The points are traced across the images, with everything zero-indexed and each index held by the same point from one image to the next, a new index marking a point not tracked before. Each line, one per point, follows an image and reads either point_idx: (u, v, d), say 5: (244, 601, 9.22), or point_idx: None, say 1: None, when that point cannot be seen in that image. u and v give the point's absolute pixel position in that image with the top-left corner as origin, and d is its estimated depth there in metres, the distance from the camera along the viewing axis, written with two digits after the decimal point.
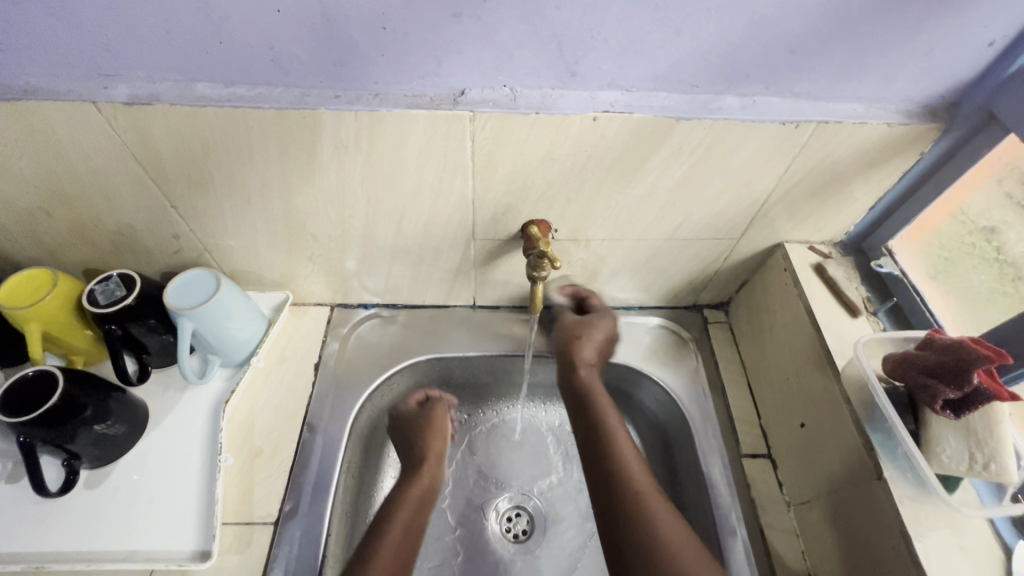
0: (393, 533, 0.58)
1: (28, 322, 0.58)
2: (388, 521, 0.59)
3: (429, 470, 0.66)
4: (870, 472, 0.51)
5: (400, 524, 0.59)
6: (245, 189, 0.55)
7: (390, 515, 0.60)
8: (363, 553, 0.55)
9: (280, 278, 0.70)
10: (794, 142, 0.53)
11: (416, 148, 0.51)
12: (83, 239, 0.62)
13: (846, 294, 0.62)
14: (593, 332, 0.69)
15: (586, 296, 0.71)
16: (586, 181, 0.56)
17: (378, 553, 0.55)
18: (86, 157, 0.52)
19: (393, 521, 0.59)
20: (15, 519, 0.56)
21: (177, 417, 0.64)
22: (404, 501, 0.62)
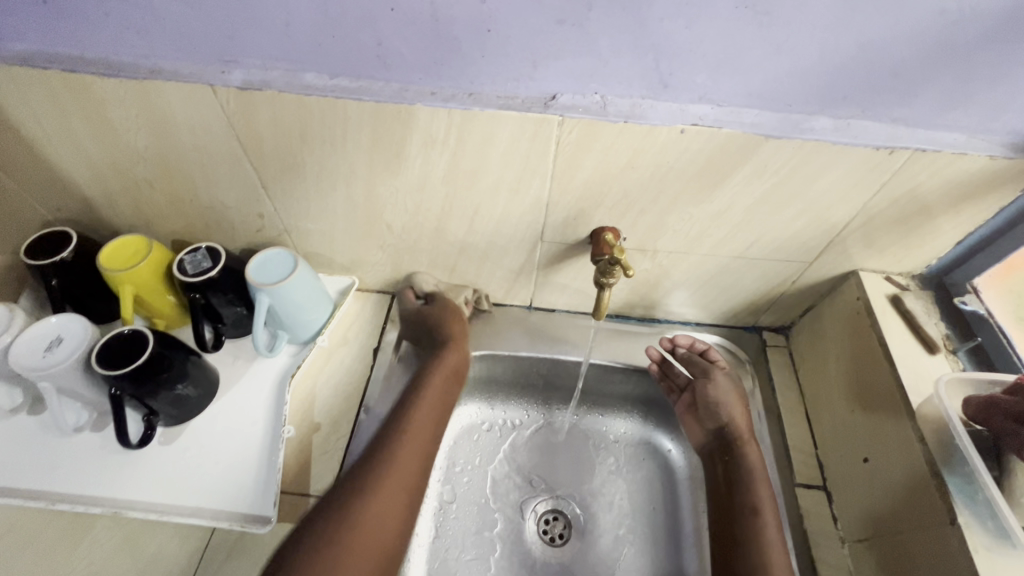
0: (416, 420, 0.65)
1: (123, 285, 0.63)
2: (416, 406, 0.66)
3: (454, 354, 0.70)
4: (942, 516, 0.49)
5: (427, 409, 0.66)
6: (333, 175, 0.58)
7: (415, 393, 0.67)
8: (393, 430, 0.63)
9: (350, 263, 0.73)
10: (884, 169, 0.52)
11: (501, 148, 0.52)
12: (177, 211, 0.66)
13: (923, 329, 0.60)
14: (728, 398, 0.68)
15: (705, 349, 0.73)
16: (663, 192, 0.56)
17: (411, 439, 0.63)
18: (195, 136, 0.55)
19: (423, 406, 0.66)
20: (99, 465, 0.60)
21: (244, 386, 0.68)
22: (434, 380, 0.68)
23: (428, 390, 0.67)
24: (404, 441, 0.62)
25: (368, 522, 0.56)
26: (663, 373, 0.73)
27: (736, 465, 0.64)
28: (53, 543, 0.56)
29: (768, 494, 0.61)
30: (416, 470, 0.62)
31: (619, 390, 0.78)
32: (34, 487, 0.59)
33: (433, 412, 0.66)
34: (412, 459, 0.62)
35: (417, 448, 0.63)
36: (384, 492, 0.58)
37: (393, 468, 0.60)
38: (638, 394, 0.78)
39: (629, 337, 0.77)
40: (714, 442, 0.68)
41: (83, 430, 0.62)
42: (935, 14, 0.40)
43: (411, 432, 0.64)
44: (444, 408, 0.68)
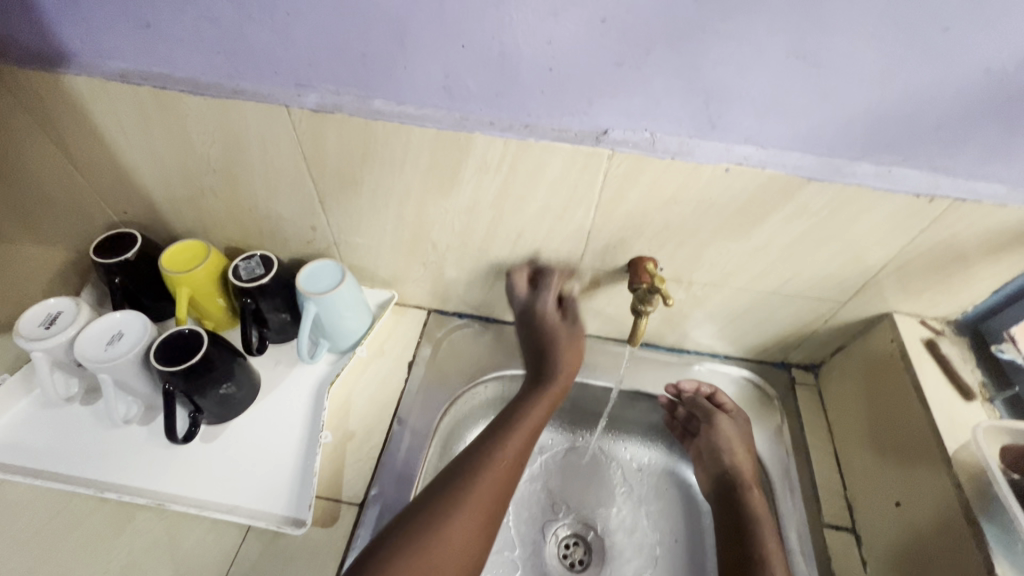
0: (520, 431, 0.59)
1: (180, 286, 0.66)
2: (519, 429, 0.59)
3: (558, 385, 0.64)
4: (979, 565, 0.49)
5: (525, 435, 0.59)
6: (387, 194, 0.61)
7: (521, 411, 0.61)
8: (494, 440, 0.57)
9: (391, 278, 0.76)
10: (923, 215, 0.53)
11: (551, 177, 0.55)
12: (235, 220, 0.70)
13: (959, 375, 0.60)
14: (730, 442, 0.69)
15: (712, 392, 0.75)
16: (703, 227, 0.58)
17: (509, 440, 0.58)
18: (264, 151, 0.59)
19: (523, 425, 0.59)
20: (144, 457, 0.63)
21: (284, 391, 0.70)
22: (541, 401, 0.62)
23: (528, 412, 0.61)
24: (504, 450, 0.57)
25: (455, 534, 0.50)
26: (671, 417, 0.76)
27: (740, 506, 0.64)
28: (96, 531, 0.58)
29: (773, 538, 0.59)
30: (506, 475, 0.56)
31: (646, 418, 0.79)
32: (82, 475, 0.61)
33: (528, 435, 0.59)
34: (504, 464, 0.56)
35: (513, 451, 0.57)
36: (475, 504, 0.52)
37: (489, 474, 0.54)
38: (664, 423, 0.78)
39: (658, 366, 0.78)
40: (719, 486, 0.68)
41: (132, 422, 0.65)
42: (980, 72, 0.42)
43: (508, 444, 0.57)
44: (539, 429, 0.61)
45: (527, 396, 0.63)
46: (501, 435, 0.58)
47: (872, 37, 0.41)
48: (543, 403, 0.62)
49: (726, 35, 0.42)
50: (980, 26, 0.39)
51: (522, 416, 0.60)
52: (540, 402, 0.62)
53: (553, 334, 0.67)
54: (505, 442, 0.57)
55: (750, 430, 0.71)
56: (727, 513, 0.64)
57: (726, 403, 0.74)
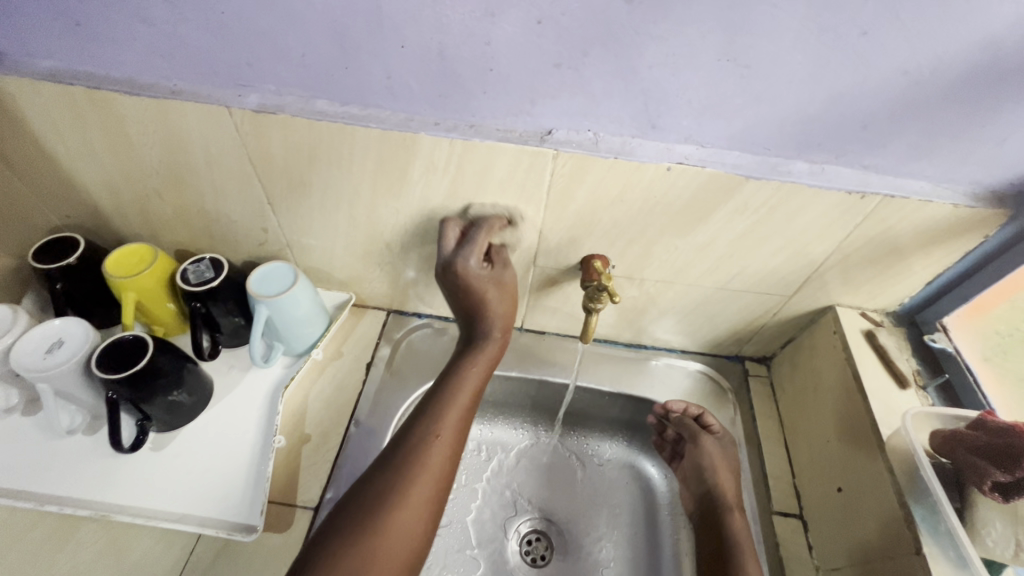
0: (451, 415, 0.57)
1: (126, 290, 0.65)
2: (440, 412, 0.57)
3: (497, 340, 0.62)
4: (908, 545, 0.51)
5: (460, 409, 0.58)
6: (336, 194, 0.61)
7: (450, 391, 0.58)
8: (421, 433, 0.55)
9: (347, 279, 0.75)
10: (857, 212, 0.55)
11: (498, 177, 0.56)
12: (184, 223, 0.69)
13: (896, 364, 0.62)
14: (714, 463, 0.68)
15: (699, 413, 0.73)
16: (649, 224, 0.59)
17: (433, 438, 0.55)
18: (209, 153, 0.58)
19: (453, 405, 0.58)
20: (88, 467, 0.61)
21: (237, 397, 0.69)
22: (471, 370, 0.60)
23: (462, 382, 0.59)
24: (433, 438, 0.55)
25: (395, 527, 0.50)
26: (662, 438, 0.77)
27: (721, 526, 0.63)
28: (39, 545, 0.57)
29: (755, 560, 0.59)
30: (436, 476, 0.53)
31: (605, 413, 0.80)
32: (24, 488, 0.59)
33: (464, 409, 0.58)
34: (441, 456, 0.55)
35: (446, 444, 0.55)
36: (418, 490, 0.52)
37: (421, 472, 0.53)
38: (623, 418, 0.80)
39: (616, 361, 0.79)
40: (701, 506, 0.68)
41: (76, 433, 0.63)
42: (898, 75, 0.44)
43: (442, 424, 0.56)
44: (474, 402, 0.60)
45: (459, 361, 0.61)
46: (423, 431, 0.55)
47: (797, 40, 0.42)
48: (476, 369, 0.61)
49: (659, 38, 0.43)
50: (897, 30, 0.41)
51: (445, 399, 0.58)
52: (472, 370, 0.60)
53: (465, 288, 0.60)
54: (442, 418, 0.56)
55: (734, 452, 0.70)
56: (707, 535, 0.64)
57: (715, 425, 0.72)
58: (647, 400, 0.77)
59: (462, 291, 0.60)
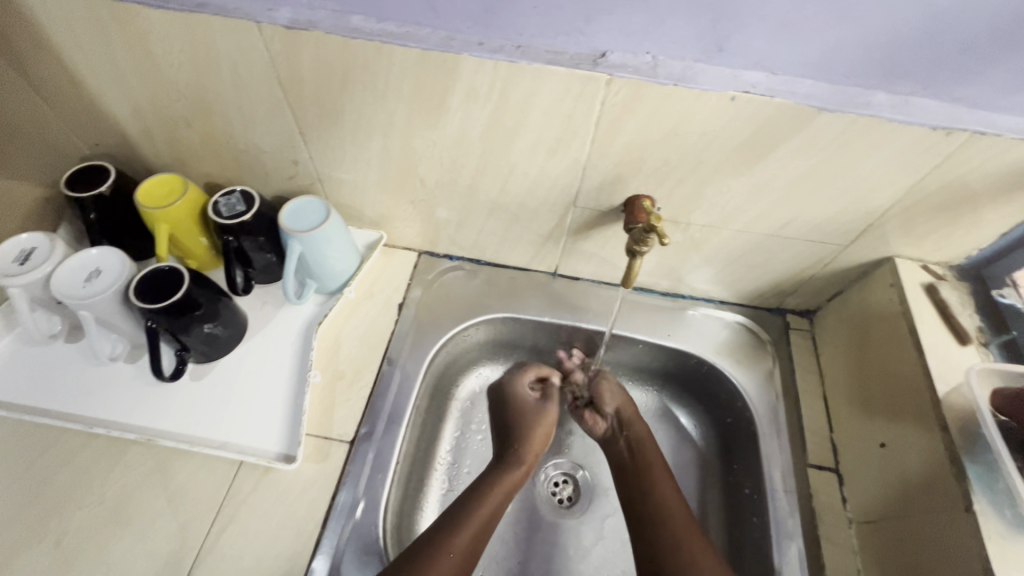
0: (510, 471, 0.65)
1: (159, 223, 0.64)
2: (494, 486, 0.63)
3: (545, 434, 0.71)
4: (958, 503, 0.49)
5: (505, 487, 0.63)
6: (370, 124, 0.58)
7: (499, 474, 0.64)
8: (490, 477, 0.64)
9: (378, 217, 0.73)
10: (937, 152, 0.50)
11: (544, 106, 0.52)
12: (213, 153, 0.67)
13: (957, 319, 0.59)
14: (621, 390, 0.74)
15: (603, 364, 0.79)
16: (703, 162, 0.55)
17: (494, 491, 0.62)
18: (237, 76, 0.55)
19: (512, 468, 0.66)
20: (132, 394, 0.63)
21: (271, 331, 0.69)
22: (523, 454, 0.68)
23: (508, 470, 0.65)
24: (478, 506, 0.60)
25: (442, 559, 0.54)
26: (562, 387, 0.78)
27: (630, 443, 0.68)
28: (90, 465, 0.59)
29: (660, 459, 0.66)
30: (488, 519, 0.59)
31: (638, 362, 0.79)
32: (73, 411, 0.61)
33: (505, 492, 0.63)
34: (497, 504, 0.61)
35: (498, 499, 0.61)
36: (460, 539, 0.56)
37: (476, 514, 0.59)
38: (656, 367, 0.79)
39: (652, 310, 0.77)
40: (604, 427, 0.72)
41: (118, 359, 0.64)
42: None
43: (491, 493, 0.62)
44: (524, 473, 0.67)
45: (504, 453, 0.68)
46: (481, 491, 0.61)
47: None
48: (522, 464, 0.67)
49: None
50: None
51: (501, 475, 0.64)
52: (517, 461, 0.67)
53: (521, 412, 0.72)
54: (502, 479, 0.64)
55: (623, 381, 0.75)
56: (624, 458, 0.67)
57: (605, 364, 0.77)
58: (682, 350, 0.75)
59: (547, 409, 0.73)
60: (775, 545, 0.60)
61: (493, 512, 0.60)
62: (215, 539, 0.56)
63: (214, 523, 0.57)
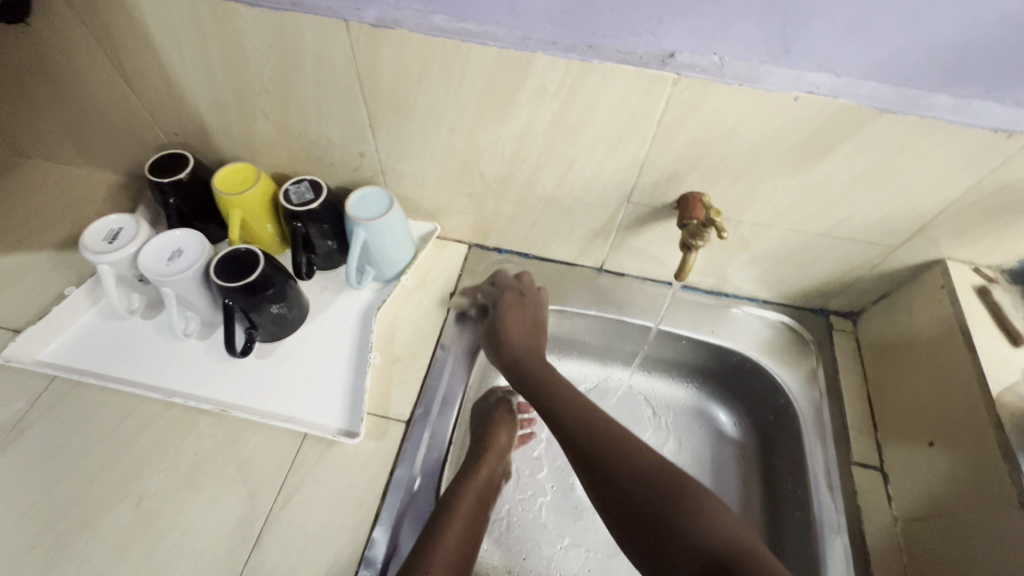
0: (478, 476, 0.66)
1: (233, 208, 0.68)
2: (463, 492, 0.63)
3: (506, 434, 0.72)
4: (1011, 500, 0.50)
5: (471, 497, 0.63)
6: (438, 119, 0.61)
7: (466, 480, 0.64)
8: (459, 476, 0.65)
9: (434, 210, 0.76)
10: (999, 153, 0.51)
11: (609, 103, 0.54)
12: (284, 144, 0.70)
13: (1011, 322, 0.59)
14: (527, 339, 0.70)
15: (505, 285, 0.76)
16: (760, 160, 0.57)
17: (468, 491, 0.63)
18: (319, 71, 0.59)
19: (479, 473, 0.67)
20: (206, 368, 0.67)
21: (333, 315, 0.73)
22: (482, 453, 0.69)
23: (474, 475, 0.66)
24: (447, 522, 0.59)
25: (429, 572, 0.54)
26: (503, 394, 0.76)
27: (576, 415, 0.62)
28: (166, 432, 0.63)
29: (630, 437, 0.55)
30: (463, 530, 0.60)
31: (680, 358, 0.81)
32: (151, 382, 0.65)
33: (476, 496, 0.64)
34: (471, 508, 0.63)
35: (471, 502, 0.63)
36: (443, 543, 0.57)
37: (456, 514, 0.60)
38: (699, 364, 0.80)
39: (696, 307, 0.79)
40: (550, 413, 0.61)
41: (191, 336, 0.68)
42: None
43: (460, 506, 0.61)
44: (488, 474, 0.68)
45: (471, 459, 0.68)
46: (455, 489, 0.62)
47: None
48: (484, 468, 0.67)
49: None
50: None
51: (463, 482, 0.64)
52: (483, 464, 0.67)
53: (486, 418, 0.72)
54: (471, 480, 0.65)
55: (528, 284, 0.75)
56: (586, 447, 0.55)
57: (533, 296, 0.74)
58: (725, 348, 0.76)
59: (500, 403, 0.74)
60: (819, 539, 0.61)
61: (464, 528, 0.60)
62: (282, 506, 0.59)
63: (281, 490, 0.60)
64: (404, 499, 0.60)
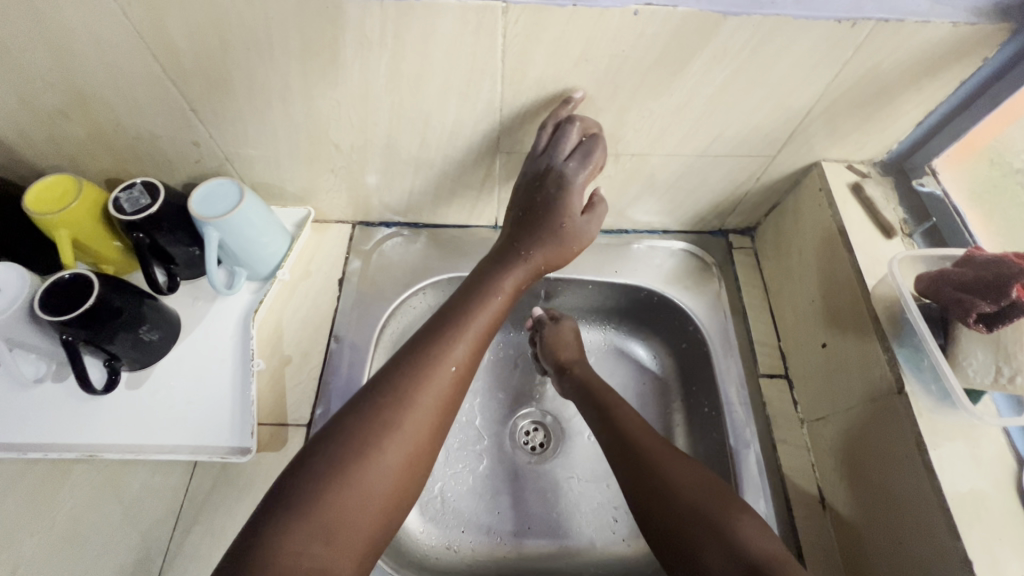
0: (461, 345, 0.53)
1: (58, 228, 0.59)
2: (427, 375, 0.51)
3: (503, 297, 0.58)
4: (891, 386, 0.51)
5: (448, 381, 0.52)
6: (265, 90, 0.54)
7: (445, 342, 0.53)
8: (433, 355, 0.52)
9: (302, 192, 0.69)
10: (848, 44, 0.49)
11: (444, 44, 0.48)
12: (102, 146, 0.61)
13: (883, 215, 0.60)
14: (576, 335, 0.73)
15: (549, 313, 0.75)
16: (618, 87, 0.53)
17: (423, 400, 0.50)
18: (104, 54, 0.50)
19: (466, 333, 0.54)
20: (68, 412, 0.60)
21: (207, 327, 0.66)
22: (486, 303, 0.56)
23: (459, 337, 0.53)
24: (399, 424, 0.48)
25: (351, 504, 0.44)
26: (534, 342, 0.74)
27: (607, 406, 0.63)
28: (32, 490, 0.56)
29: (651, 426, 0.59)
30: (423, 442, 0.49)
31: (590, 303, 0.79)
32: (3, 441, 0.58)
33: (454, 382, 0.52)
34: (427, 422, 0.50)
35: (433, 413, 0.50)
36: (385, 460, 0.47)
37: (401, 433, 0.48)
38: (610, 305, 0.79)
39: (598, 249, 0.77)
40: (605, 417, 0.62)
41: (45, 380, 0.61)
42: None
43: (423, 394, 0.50)
44: (485, 337, 0.56)
45: (479, 288, 0.57)
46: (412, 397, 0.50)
47: None
48: (474, 327, 0.55)
49: None
50: None
51: (436, 347, 0.52)
52: (488, 303, 0.56)
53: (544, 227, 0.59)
54: (441, 365, 0.52)
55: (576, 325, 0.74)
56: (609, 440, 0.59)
57: (584, 175, 0.57)
58: (630, 285, 0.75)
59: (548, 209, 0.58)
60: (735, 455, 0.63)
61: (418, 443, 0.49)
62: (180, 542, 0.55)
63: (176, 526, 0.55)
64: None
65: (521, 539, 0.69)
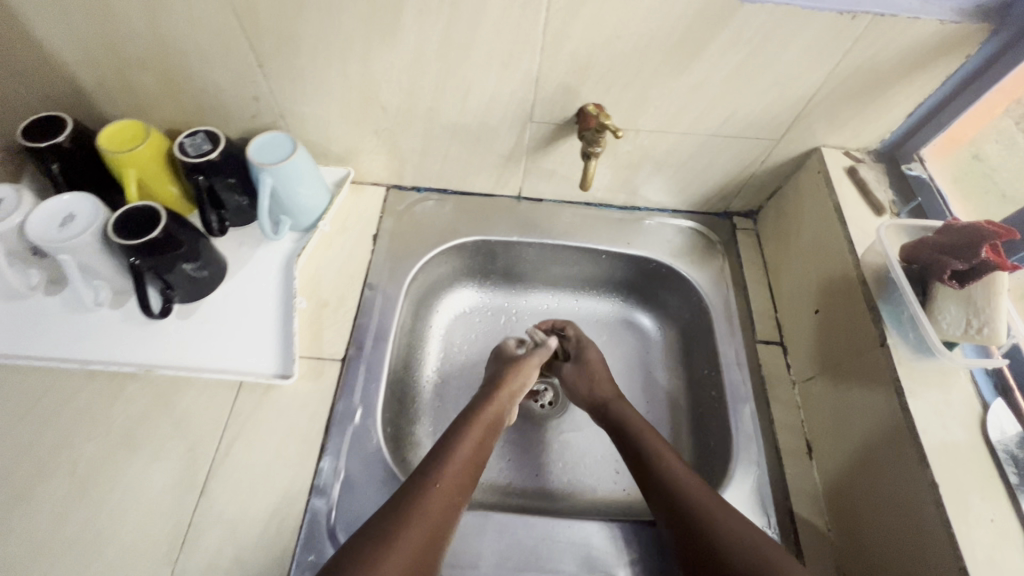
0: (459, 454, 0.59)
1: (126, 167, 0.64)
2: (434, 475, 0.56)
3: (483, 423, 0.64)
4: (875, 338, 0.57)
5: (453, 477, 0.57)
6: (328, 50, 0.60)
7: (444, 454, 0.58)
8: (432, 469, 0.57)
9: (344, 152, 0.75)
10: (847, 36, 0.56)
11: (494, 15, 0.55)
12: (171, 96, 0.67)
13: (874, 195, 0.67)
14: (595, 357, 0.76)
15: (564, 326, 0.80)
16: (643, 65, 0.60)
17: (436, 491, 0.55)
18: (190, 8, 0.56)
19: (456, 454, 0.59)
20: (125, 333, 0.65)
21: (253, 268, 0.72)
22: (470, 431, 0.62)
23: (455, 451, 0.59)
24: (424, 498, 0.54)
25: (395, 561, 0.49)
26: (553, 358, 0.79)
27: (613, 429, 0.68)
28: (91, 400, 0.61)
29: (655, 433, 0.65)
30: (449, 496, 0.55)
31: (602, 274, 0.85)
32: (68, 352, 0.63)
33: (461, 473, 0.58)
34: (446, 492, 0.55)
35: (453, 483, 0.56)
36: (416, 531, 0.51)
37: (425, 514, 0.53)
38: (620, 277, 0.85)
39: (612, 223, 0.83)
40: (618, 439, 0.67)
41: (104, 307, 0.66)
42: None
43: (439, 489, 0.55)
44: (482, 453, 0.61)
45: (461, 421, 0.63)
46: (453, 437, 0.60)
47: None
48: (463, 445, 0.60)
49: None
50: None
51: (434, 464, 0.57)
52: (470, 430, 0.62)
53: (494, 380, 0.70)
54: (444, 472, 0.56)
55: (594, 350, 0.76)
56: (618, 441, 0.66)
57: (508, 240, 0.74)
58: (640, 257, 0.81)
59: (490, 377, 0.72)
60: (731, 409, 0.69)
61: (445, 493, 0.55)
62: (225, 453, 0.60)
63: (222, 440, 0.60)
64: (345, 433, 0.62)
65: (529, 482, 0.74)
